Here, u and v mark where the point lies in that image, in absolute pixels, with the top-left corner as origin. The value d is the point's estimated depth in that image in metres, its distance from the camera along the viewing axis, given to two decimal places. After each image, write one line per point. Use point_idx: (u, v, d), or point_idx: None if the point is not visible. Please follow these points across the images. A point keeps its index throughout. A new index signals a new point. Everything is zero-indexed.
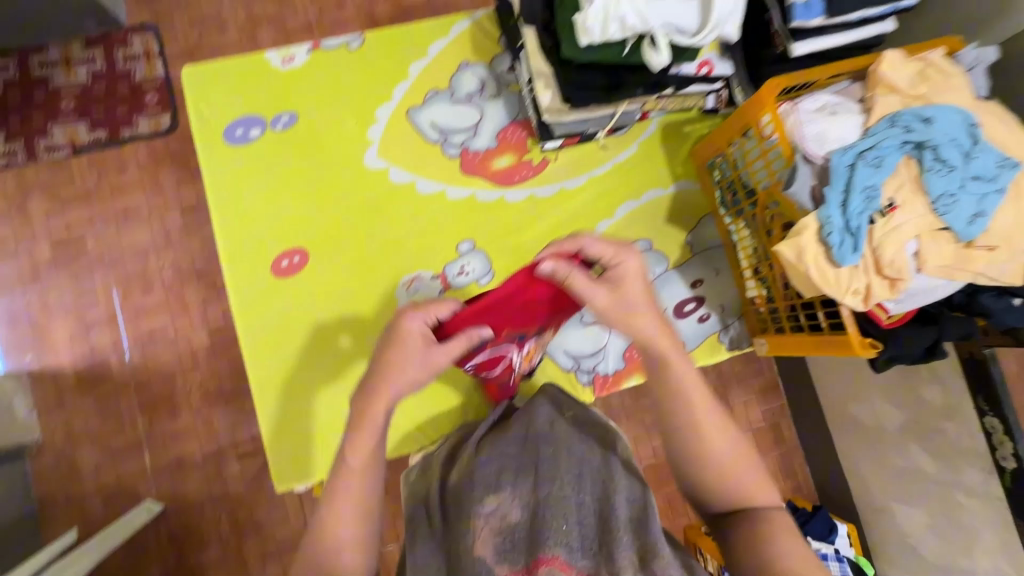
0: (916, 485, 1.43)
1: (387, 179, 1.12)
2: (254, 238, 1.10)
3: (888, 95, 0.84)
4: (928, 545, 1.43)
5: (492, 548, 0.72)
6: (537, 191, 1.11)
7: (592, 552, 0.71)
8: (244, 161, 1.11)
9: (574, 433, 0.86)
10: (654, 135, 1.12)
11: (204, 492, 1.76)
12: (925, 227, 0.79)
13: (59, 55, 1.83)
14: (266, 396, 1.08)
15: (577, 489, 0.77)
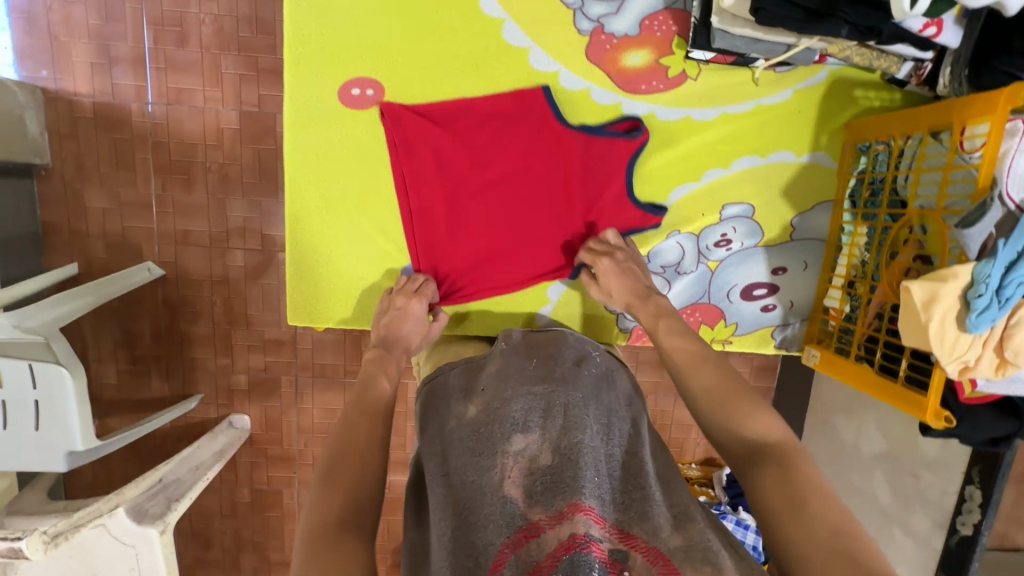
0: (858, 504, 1.52)
1: (501, 34, 1.03)
2: (336, 53, 1.03)
3: None
4: None
5: (521, 486, 0.73)
6: (659, 109, 1.05)
7: (622, 508, 0.73)
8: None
9: (599, 385, 0.91)
10: (818, 85, 1.01)
11: (205, 272, 1.77)
12: None
13: None
14: (304, 232, 1.12)
15: (605, 442, 0.81)
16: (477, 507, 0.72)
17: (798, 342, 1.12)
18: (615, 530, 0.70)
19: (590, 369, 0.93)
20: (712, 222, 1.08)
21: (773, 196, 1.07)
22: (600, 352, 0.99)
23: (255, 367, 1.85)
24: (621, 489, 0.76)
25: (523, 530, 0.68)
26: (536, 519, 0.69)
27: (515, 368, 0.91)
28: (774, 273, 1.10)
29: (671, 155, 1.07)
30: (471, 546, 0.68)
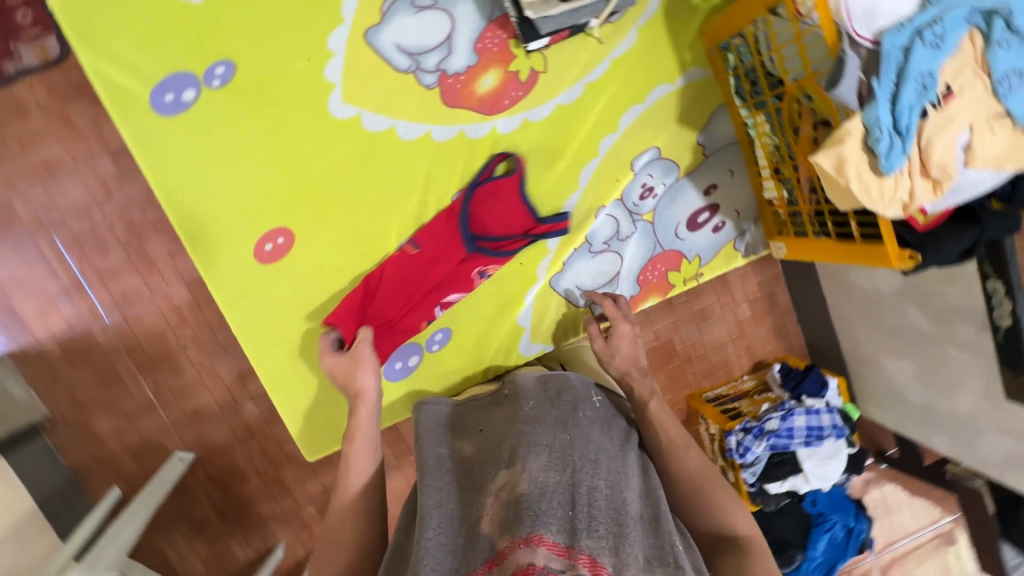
0: (905, 341, 1.51)
1: (363, 128, 0.88)
2: (225, 223, 0.88)
3: None
4: (915, 391, 1.56)
5: (496, 520, 0.70)
6: (529, 113, 0.92)
7: (597, 534, 0.67)
8: (184, 145, 0.84)
9: (596, 426, 0.84)
10: (656, 12, 0.91)
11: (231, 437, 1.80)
12: (983, 113, 0.69)
13: None
14: (285, 392, 0.97)
15: (592, 472, 0.74)
16: (460, 537, 0.72)
17: (763, 241, 1.03)
18: (585, 557, 0.63)
19: (588, 412, 0.86)
20: (627, 182, 0.97)
21: (668, 131, 0.96)
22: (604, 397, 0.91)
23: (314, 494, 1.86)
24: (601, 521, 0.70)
25: (490, 560, 0.66)
26: (502, 546, 0.66)
27: (508, 413, 0.88)
28: (707, 193, 1.00)
29: (573, 143, 0.95)
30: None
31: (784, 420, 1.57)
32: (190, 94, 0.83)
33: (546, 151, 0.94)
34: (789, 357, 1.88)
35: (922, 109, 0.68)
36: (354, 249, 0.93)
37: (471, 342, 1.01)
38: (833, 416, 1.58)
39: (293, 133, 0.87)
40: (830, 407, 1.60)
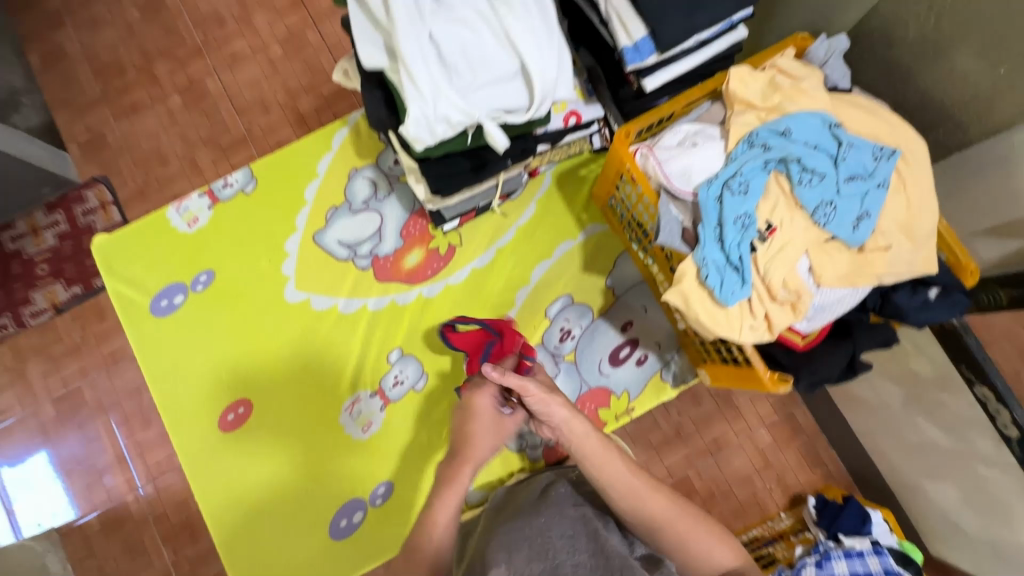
0: (932, 460, 1.15)
1: (311, 310, 1.07)
2: (199, 396, 1.04)
3: (743, 113, 0.78)
4: (971, 525, 1.11)
5: None
6: (450, 279, 1.08)
7: None
8: (172, 335, 1.05)
9: (565, 505, 0.82)
10: (551, 187, 1.10)
11: None
12: (813, 240, 0.75)
13: (26, 226, 1.70)
14: (236, 551, 1.00)
15: (570, 551, 0.71)
16: None
17: (690, 369, 1.04)
18: None
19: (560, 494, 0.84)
20: (545, 327, 1.06)
21: (577, 278, 1.07)
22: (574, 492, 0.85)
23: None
24: None
25: None
26: None
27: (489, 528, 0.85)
28: (624, 329, 1.05)
29: (489, 299, 1.07)
30: None
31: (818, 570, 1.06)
32: (180, 297, 1.06)
33: (466, 309, 1.07)
34: (828, 489, 1.36)
35: (749, 245, 0.74)
36: (304, 409, 1.05)
37: (410, 497, 1.04)
38: (886, 559, 1.06)
39: (256, 318, 1.06)
40: (878, 547, 1.10)
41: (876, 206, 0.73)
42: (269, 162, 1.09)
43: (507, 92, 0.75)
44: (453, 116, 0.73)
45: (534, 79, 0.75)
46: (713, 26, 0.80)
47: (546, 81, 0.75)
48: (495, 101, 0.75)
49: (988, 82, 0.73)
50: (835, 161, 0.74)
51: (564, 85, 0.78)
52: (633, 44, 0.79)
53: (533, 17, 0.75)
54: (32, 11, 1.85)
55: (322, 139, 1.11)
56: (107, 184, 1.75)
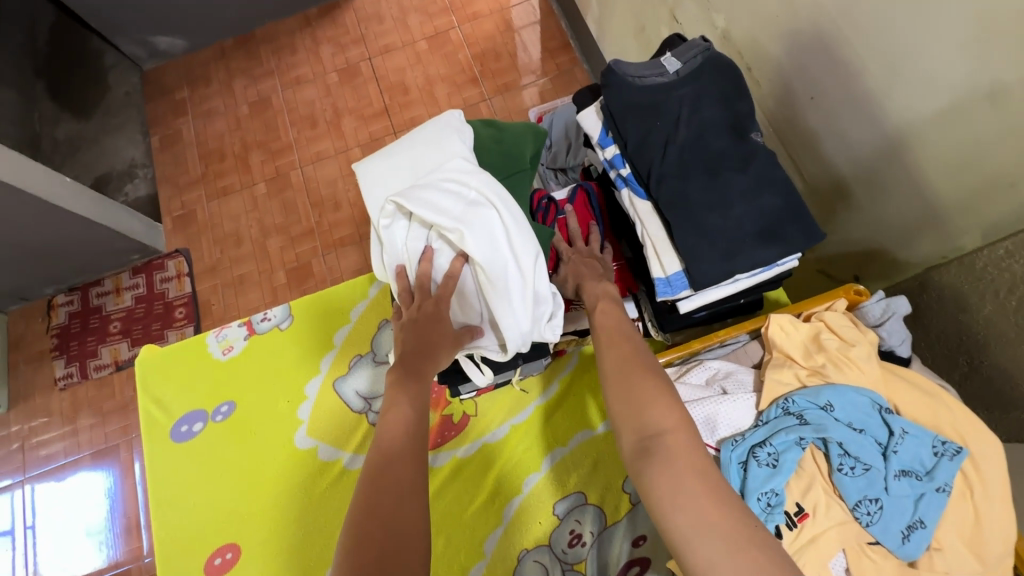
0: None
1: (316, 458, 1.05)
2: (194, 531, 1.04)
3: (781, 368, 0.72)
4: None
5: None
6: (458, 451, 1.03)
7: None
8: (183, 462, 1.07)
9: None
10: (576, 367, 1.05)
11: None
12: (852, 538, 0.64)
13: (111, 285, 1.86)
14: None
15: None
16: None
17: None
18: None
19: None
20: (551, 526, 0.97)
21: (591, 472, 0.99)
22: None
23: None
24: None
25: None
26: None
27: None
28: (636, 545, 0.93)
29: (496, 478, 1.01)
30: None
31: None
32: (199, 425, 1.09)
33: (467, 486, 1.02)
34: None
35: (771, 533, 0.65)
36: (285, 568, 1.00)
37: None
38: None
39: (261, 459, 1.06)
40: None
41: (934, 516, 0.62)
42: (309, 304, 1.15)
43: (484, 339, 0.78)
44: None
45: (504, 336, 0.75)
46: (758, 269, 0.76)
47: (513, 334, 0.75)
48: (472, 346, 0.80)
49: None
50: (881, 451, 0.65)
51: (544, 330, 0.76)
52: (665, 277, 0.77)
53: (508, 270, 0.74)
54: (160, 97, 2.06)
55: (363, 286, 1.15)
56: (186, 256, 1.88)
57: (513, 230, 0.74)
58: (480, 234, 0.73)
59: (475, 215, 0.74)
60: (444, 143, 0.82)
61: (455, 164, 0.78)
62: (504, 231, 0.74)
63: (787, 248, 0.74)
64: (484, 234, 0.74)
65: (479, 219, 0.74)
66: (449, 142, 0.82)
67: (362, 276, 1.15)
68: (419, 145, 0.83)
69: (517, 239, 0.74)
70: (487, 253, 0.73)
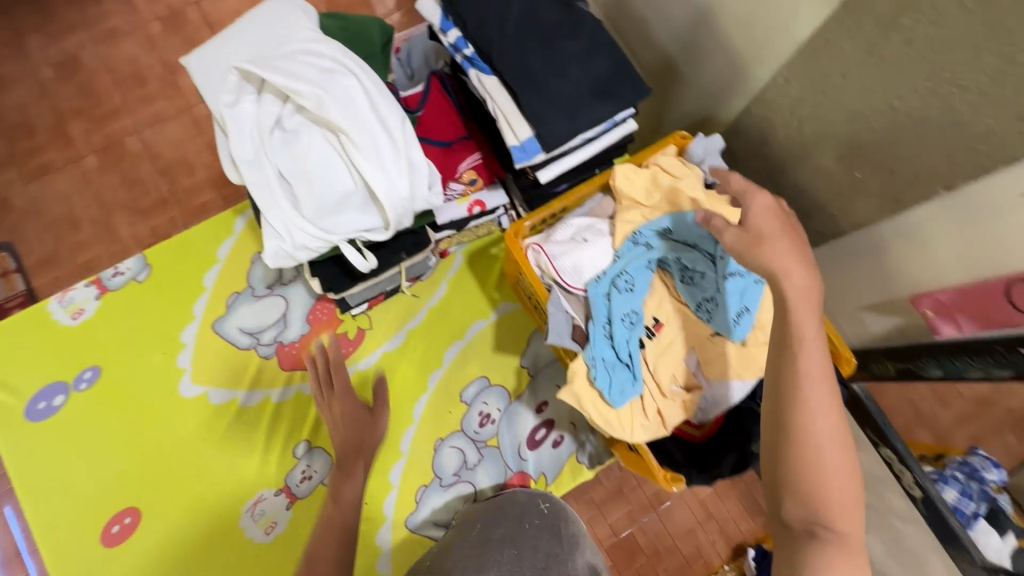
0: None
1: (208, 403, 1.00)
2: (79, 508, 0.96)
3: (629, 210, 0.81)
4: None
5: None
6: (359, 364, 1.04)
7: None
8: (51, 440, 0.97)
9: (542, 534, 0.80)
10: (462, 266, 1.09)
11: None
12: (697, 335, 0.77)
13: None
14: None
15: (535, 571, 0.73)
16: None
17: (604, 450, 1.02)
18: None
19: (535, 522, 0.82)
20: (461, 412, 1.03)
21: (491, 356, 1.06)
22: (550, 501, 0.86)
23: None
24: None
25: None
26: None
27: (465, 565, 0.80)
28: (539, 410, 1.03)
29: (402, 383, 1.04)
30: None
31: None
32: (60, 398, 0.98)
33: (373, 396, 1.03)
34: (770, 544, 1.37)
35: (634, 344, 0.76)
36: (196, 516, 0.97)
37: None
38: None
39: (145, 417, 0.99)
40: None
41: (755, 303, 0.75)
42: (168, 250, 1.06)
43: (363, 215, 0.75)
44: (312, 244, 0.74)
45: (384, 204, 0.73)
46: (598, 125, 0.84)
47: (392, 200, 0.73)
48: (351, 226, 0.76)
49: (849, 182, 0.79)
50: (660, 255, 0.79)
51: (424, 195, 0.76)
52: (518, 144, 0.81)
53: (377, 135, 0.72)
54: None
55: (226, 223, 1.08)
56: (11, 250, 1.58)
57: (377, 95, 0.73)
58: (341, 99, 0.71)
59: (333, 80, 0.71)
60: (287, 19, 0.77)
61: (303, 36, 0.74)
62: (368, 96, 0.72)
63: (621, 103, 0.82)
64: (346, 100, 0.71)
65: (338, 84, 0.71)
66: (292, 18, 0.77)
67: (225, 212, 1.08)
68: (259, 23, 0.77)
69: (381, 102, 0.73)
70: (351, 117, 0.71)
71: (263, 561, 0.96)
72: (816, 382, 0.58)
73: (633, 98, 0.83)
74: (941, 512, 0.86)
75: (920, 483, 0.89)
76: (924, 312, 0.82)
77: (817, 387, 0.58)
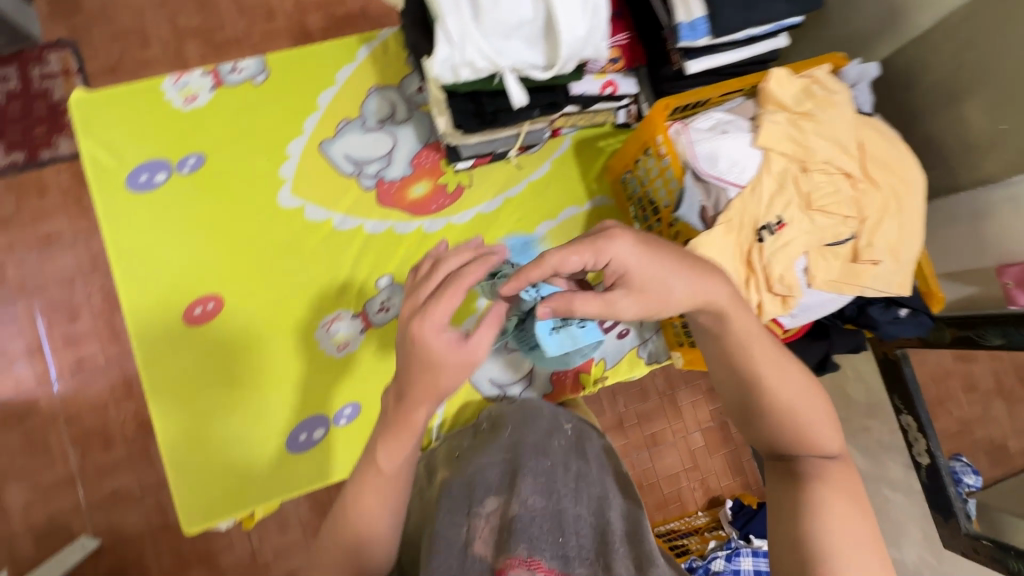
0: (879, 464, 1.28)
1: (303, 218, 1.02)
2: (166, 285, 0.98)
3: (775, 114, 0.83)
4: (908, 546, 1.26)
5: (492, 543, 0.64)
6: (454, 218, 1.06)
7: (587, 560, 0.61)
8: (149, 213, 0.98)
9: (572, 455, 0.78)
10: (568, 151, 1.11)
11: (149, 538, 1.41)
12: (814, 242, 0.80)
13: None
14: (177, 449, 0.96)
15: (573, 500, 0.69)
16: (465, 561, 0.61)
17: (665, 351, 1.08)
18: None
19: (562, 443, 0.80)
20: None
21: None
22: (577, 425, 0.86)
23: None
24: (588, 548, 0.63)
25: None
26: (501, 564, 0.59)
27: (487, 447, 0.81)
28: None
29: (489, 246, 1.06)
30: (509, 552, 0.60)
31: (730, 560, 1.37)
32: (162, 176, 0.99)
33: (460, 250, 1.06)
34: (746, 496, 1.56)
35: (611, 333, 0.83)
36: (276, 319, 1.00)
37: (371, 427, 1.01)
38: None
39: (241, 215, 1.01)
40: None
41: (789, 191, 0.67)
42: (288, 60, 1.04)
43: (531, 46, 0.77)
44: (477, 61, 0.75)
45: (559, 37, 0.74)
46: (765, 24, 0.85)
47: (568, 36, 0.74)
48: (517, 55, 0.77)
49: (989, 136, 0.82)
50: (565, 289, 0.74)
51: (596, 41, 0.77)
52: (690, 22, 0.81)
53: None
54: None
55: (348, 49, 1.07)
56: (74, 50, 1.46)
57: None
58: None
59: None
60: None
61: None
62: None
63: (794, 7, 0.83)
64: None
65: None
66: None
67: (351, 36, 1.06)
68: None
69: None
70: None
71: (336, 373, 1.01)
72: (771, 363, 0.72)
73: (801, 7, 0.85)
74: (942, 478, 1.12)
75: (931, 453, 1.14)
76: (1003, 282, 0.84)
77: (770, 366, 0.72)
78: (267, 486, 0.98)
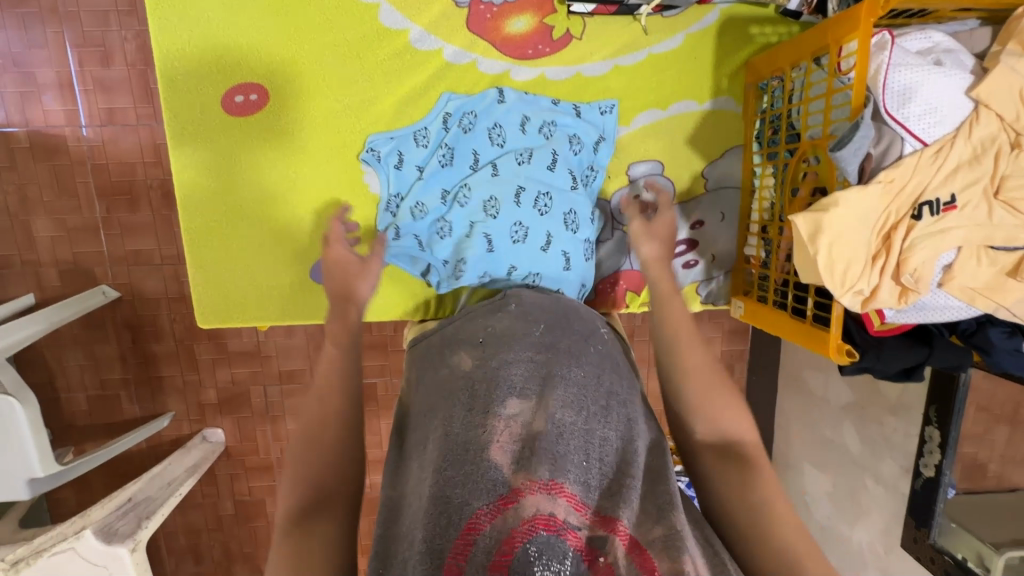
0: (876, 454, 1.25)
1: (379, 22, 0.85)
2: (212, 58, 0.86)
3: (1018, 58, 0.63)
4: (866, 532, 1.26)
5: (510, 452, 0.53)
6: (549, 72, 0.89)
7: (607, 492, 0.53)
8: None
9: (604, 364, 0.66)
10: (711, 27, 0.88)
11: (163, 303, 1.45)
12: (977, 239, 0.65)
13: None
14: (201, 240, 0.93)
15: (604, 421, 0.58)
16: (467, 461, 0.52)
17: (726, 296, 1.00)
18: (597, 516, 0.50)
19: (593, 346, 0.69)
20: (620, 186, 0.95)
21: (678, 147, 0.93)
22: (607, 328, 0.75)
23: (277, 376, 1.51)
24: (609, 474, 0.54)
25: (504, 498, 0.48)
26: (517, 484, 0.49)
27: (512, 329, 0.68)
28: (693, 227, 0.96)
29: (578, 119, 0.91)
30: (533, 474, 0.50)
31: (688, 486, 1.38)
32: None
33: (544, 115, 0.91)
34: None
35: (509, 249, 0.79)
36: (326, 136, 0.90)
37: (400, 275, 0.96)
38: None
39: None
40: None
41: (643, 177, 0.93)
42: None
43: None
44: None
45: None
46: None
47: None
48: None
49: None
50: (579, 157, 0.88)
51: None
52: None
53: None
54: None
55: None
56: None
57: None
58: None
59: None
60: None
61: None
62: None
63: None
64: None
65: None
66: None
67: None
68: None
69: None
70: None
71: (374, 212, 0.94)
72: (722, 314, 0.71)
73: None
74: (936, 492, 1.08)
75: (940, 469, 1.07)
76: None
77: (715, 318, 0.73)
78: (286, 303, 0.97)
